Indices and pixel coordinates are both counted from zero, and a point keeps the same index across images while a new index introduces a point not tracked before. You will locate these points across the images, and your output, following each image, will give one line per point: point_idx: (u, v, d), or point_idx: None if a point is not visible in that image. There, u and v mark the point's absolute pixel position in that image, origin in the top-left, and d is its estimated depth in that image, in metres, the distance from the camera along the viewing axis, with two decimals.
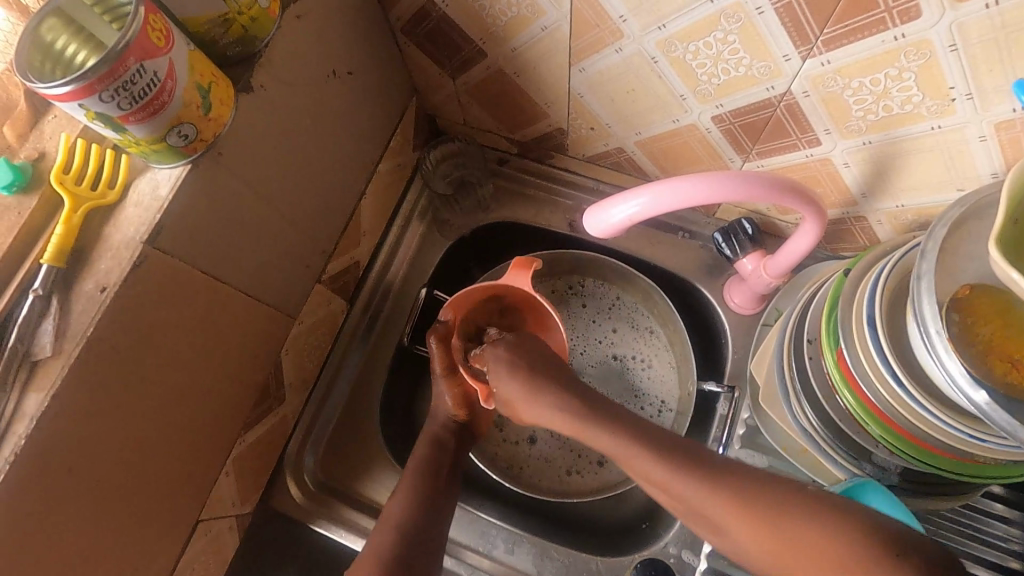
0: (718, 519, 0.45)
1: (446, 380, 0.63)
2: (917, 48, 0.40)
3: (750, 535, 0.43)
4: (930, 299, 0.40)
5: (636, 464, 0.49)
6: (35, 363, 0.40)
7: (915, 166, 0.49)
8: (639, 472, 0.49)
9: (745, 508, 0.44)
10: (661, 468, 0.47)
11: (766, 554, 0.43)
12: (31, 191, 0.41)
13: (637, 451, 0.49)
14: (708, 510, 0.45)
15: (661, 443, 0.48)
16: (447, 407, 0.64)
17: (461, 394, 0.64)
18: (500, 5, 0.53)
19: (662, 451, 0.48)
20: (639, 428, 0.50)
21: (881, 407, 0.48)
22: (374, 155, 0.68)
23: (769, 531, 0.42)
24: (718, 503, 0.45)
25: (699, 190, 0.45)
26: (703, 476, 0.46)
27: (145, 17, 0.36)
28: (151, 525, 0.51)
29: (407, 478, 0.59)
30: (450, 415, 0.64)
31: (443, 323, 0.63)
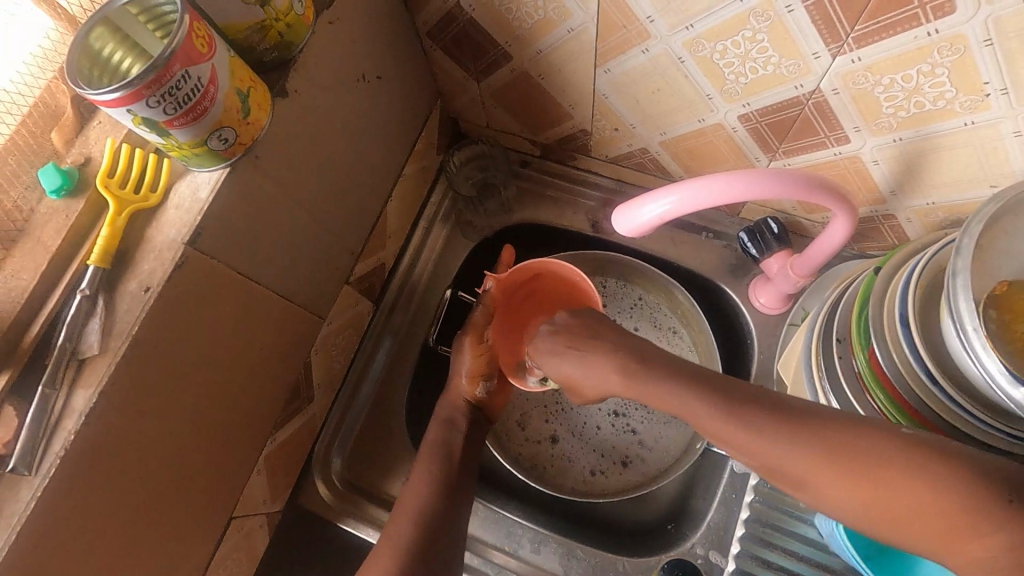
0: (800, 475, 0.40)
1: (472, 351, 0.66)
2: (951, 44, 0.39)
3: (841, 487, 0.38)
4: (966, 295, 0.40)
5: (711, 424, 0.45)
6: (82, 362, 0.41)
7: (946, 163, 0.49)
8: (708, 426, 0.45)
9: (840, 463, 0.38)
10: (748, 424, 0.43)
11: (858, 505, 0.38)
12: (78, 195, 0.43)
13: (704, 401, 0.45)
14: (791, 466, 0.40)
15: (727, 393, 0.45)
16: (462, 387, 0.66)
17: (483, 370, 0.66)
18: (527, 7, 0.54)
19: (734, 405, 0.44)
20: (708, 385, 0.46)
21: (915, 407, 0.48)
22: (400, 158, 0.69)
23: (857, 467, 0.38)
24: (801, 458, 0.40)
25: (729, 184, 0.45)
26: (778, 419, 0.42)
27: (189, 24, 0.37)
28: (187, 521, 0.52)
29: (422, 464, 0.61)
30: (464, 393, 0.66)
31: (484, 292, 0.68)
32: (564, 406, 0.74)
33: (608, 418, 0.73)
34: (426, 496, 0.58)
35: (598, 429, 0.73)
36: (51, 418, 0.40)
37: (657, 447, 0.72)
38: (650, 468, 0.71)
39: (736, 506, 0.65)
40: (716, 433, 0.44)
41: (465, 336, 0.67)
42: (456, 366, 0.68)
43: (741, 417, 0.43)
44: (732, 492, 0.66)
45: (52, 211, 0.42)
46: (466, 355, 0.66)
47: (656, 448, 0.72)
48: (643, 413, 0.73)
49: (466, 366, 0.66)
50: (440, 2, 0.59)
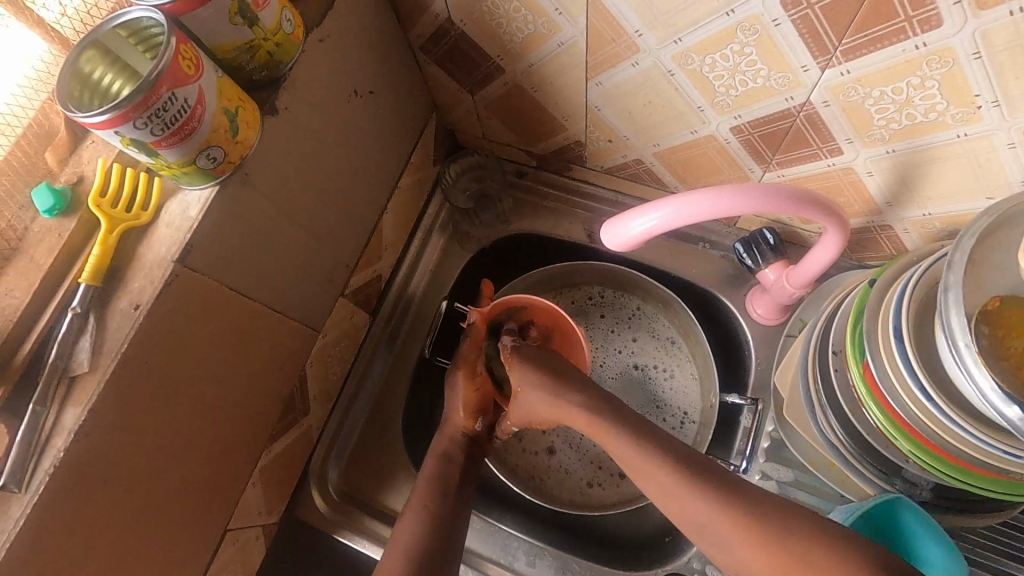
0: (707, 524, 0.46)
1: (464, 380, 0.64)
2: (940, 57, 0.39)
3: (748, 546, 0.44)
4: (958, 311, 0.39)
5: (646, 472, 0.50)
6: (73, 379, 0.42)
7: (940, 175, 0.48)
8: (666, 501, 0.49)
9: (753, 524, 0.44)
10: (701, 491, 0.47)
11: (766, 570, 0.43)
12: (70, 214, 0.43)
13: (667, 465, 0.49)
14: (707, 524, 0.46)
15: (689, 467, 0.48)
16: (458, 419, 0.63)
17: (474, 401, 0.63)
18: (517, 22, 0.54)
19: (686, 479, 0.48)
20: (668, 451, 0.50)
21: (910, 421, 0.47)
22: (395, 171, 0.69)
23: (783, 554, 0.42)
24: (729, 525, 0.45)
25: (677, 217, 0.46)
26: (725, 491, 0.46)
27: (176, 47, 0.37)
28: (181, 535, 0.52)
29: (417, 495, 0.57)
30: (461, 424, 0.63)
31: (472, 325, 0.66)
32: None
33: None
34: (421, 520, 0.54)
35: (595, 440, 0.73)
36: (42, 435, 0.40)
37: None
38: None
39: None
40: (648, 483, 0.50)
41: (457, 367, 0.65)
42: (450, 401, 0.65)
43: (696, 488, 0.47)
44: None
45: (45, 230, 0.43)
46: (459, 385, 0.64)
47: None
48: None
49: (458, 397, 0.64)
50: (432, 18, 0.59)
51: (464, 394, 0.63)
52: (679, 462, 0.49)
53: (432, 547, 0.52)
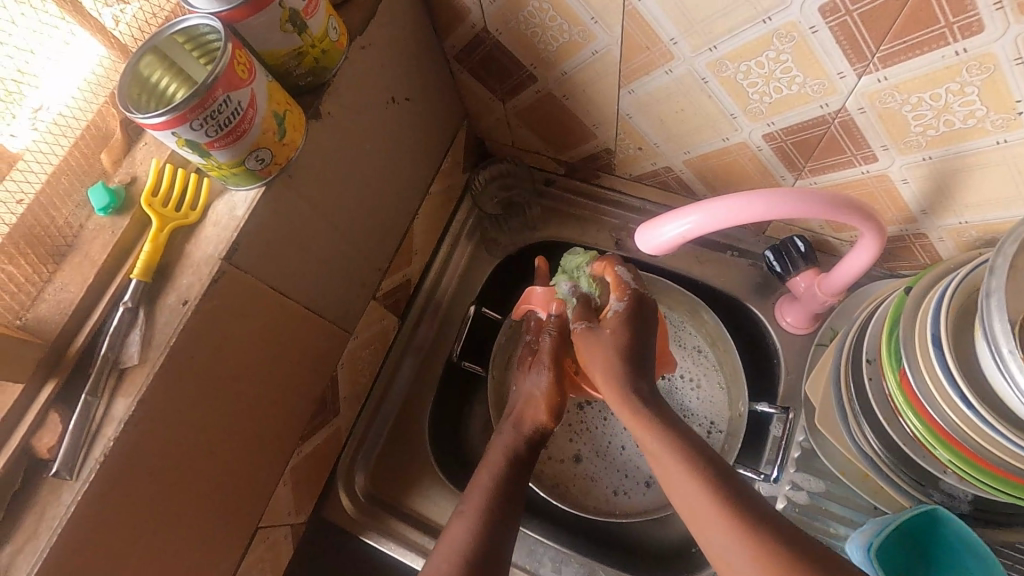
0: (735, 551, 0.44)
1: (551, 378, 0.59)
2: (981, 63, 0.39)
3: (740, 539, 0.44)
4: (1001, 316, 0.39)
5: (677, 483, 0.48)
6: (122, 370, 0.43)
7: (979, 182, 0.48)
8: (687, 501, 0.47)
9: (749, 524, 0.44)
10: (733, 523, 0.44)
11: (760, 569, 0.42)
12: (124, 212, 0.45)
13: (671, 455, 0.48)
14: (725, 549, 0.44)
15: (704, 461, 0.48)
16: (535, 412, 0.59)
17: (559, 401, 0.59)
18: (552, 31, 0.55)
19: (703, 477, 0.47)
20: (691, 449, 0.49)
21: (949, 430, 0.46)
22: (426, 177, 0.70)
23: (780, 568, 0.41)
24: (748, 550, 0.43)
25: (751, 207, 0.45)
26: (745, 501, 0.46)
27: (232, 53, 0.39)
28: (216, 529, 0.53)
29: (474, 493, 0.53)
30: (538, 421, 0.58)
31: (557, 315, 0.63)
32: (588, 424, 0.74)
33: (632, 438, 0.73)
34: (474, 522, 0.51)
35: (621, 448, 0.73)
36: (92, 425, 0.41)
37: None
38: None
39: None
40: (688, 511, 0.47)
41: (543, 364, 0.61)
42: (525, 399, 0.61)
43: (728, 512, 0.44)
44: None
45: (100, 228, 0.45)
46: (544, 383, 0.60)
47: None
48: None
49: (540, 390, 0.60)
50: (468, 27, 0.60)
51: (547, 389, 0.59)
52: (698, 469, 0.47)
53: (479, 548, 0.49)
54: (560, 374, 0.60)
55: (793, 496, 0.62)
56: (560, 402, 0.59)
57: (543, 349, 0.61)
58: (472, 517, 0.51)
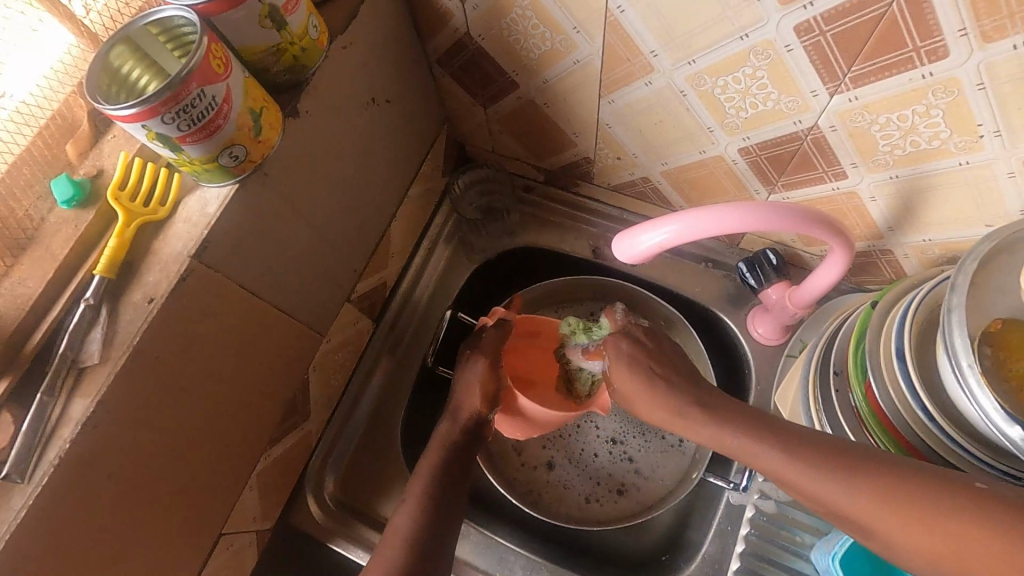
0: (858, 518, 0.41)
1: (487, 365, 0.62)
2: (945, 86, 0.40)
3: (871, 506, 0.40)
4: (962, 331, 0.40)
5: (773, 460, 0.46)
6: (81, 370, 0.41)
7: (942, 201, 0.49)
8: (807, 489, 0.43)
9: (892, 502, 0.39)
10: (840, 485, 0.41)
11: (910, 541, 0.38)
12: (88, 206, 0.44)
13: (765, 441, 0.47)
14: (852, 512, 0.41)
15: (803, 443, 0.45)
16: (472, 400, 0.62)
17: (494, 389, 0.62)
18: (535, 39, 0.55)
19: (788, 447, 0.45)
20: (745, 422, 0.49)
21: (911, 441, 0.48)
22: (406, 179, 0.70)
23: (905, 514, 0.38)
24: (858, 503, 0.40)
25: (728, 220, 0.46)
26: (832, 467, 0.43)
27: (208, 46, 0.38)
28: (177, 535, 0.51)
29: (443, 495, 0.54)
30: (475, 410, 0.61)
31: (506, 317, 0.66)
32: (561, 432, 0.74)
33: (605, 446, 0.73)
34: (424, 514, 0.53)
35: (594, 455, 0.73)
36: (47, 426, 0.40)
37: (652, 476, 0.71)
38: (645, 497, 0.71)
39: (731, 539, 0.64)
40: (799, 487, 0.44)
41: (479, 353, 0.63)
42: (462, 386, 0.63)
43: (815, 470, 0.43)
44: (729, 524, 0.65)
45: (62, 221, 0.43)
46: (478, 371, 0.62)
47: (653, 476, 0.71)
48: (641, 441, 0.73)
49: (477, 377, 0.62)
50: (451, 31, 0.60)
51: (483, 374, 0.62)
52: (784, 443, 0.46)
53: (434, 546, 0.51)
54: (495, 365, 0.62)
55: (761, 505, 0.64)
56: (495, 389, 0.61)
57: (484, 341, 0.64)
58: (413, 504, 0.53)
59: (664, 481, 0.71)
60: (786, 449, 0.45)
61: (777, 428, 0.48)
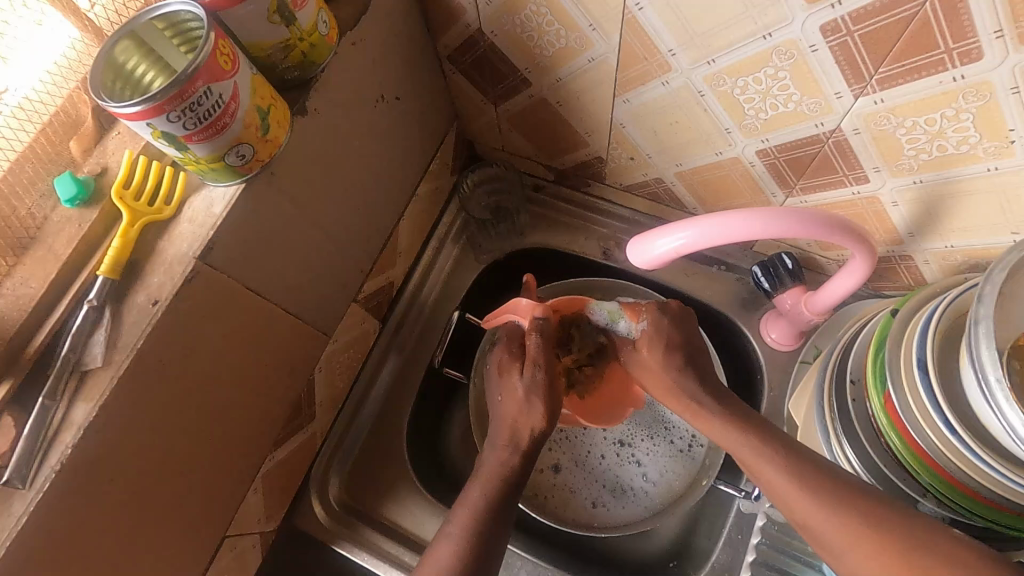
0: (822, 534, 0.46)
1: (546, 384, 0.59)
2: (977, 90, 0.39)
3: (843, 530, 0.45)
4: (989, 345, 0.39)
5: (761, 469, 0.50)
6: (84, 373, 0.40)
7: (966, 208, 0.48)
8: (783, 496, 0.49)
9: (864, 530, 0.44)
10: (820, 501, 0.46)
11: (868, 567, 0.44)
12: (93, 205, 0.43)
13: (761, 456, 0.51)
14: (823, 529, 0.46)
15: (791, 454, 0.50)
16: (533, 421, 0.59)
17: (555, 406, 0.59)
18: (549, 36, 0.54)
19: (785, 458, 0.50)
20: (750, 425, 0.53)
21: (928, 452, 0.47)
22: (414, 178, 0.69)
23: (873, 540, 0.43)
24: (827, 521, 0.46)
25: (750, 226, 0.45)
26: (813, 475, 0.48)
27: (215, 42, 0.37)
28: (181, 538, 0.51)
29: (463, 512, 0.54)
30: (533, 431, 0.58)
31: (542, 320, 0.61)
32: (568, 434, 0.73)
33: (613, 449, 0.72)
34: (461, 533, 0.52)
35: (601, 458, 0.72)
36: (50, 430, 0.39)
37: (660, 481, 0.70)
38: (653, 502, 0.70)
39: (742, 549, 0.63)
40: (776, 495, 0.49)
41: (534, 368, 0.59)
42: (518, 406, 0.60)
43: (800, 480, 0.48)
44: (739, 533, 0.64)
45: (65, 220, 0.42)
46: (537, 387, 0.59)
47: (661, 482, 0.70)
48: (649, 445, 0.72)
49: (539, 396, 0.59)
50: (462, 28, 0.59)
51: (545, 395, 0.59)
52: (780, 452, 0.50)
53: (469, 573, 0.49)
54: (551, 377, 0.59)
55: (772, 514, 0.62)
56: (554, 402, 0.59)
57: (534, 352, 0.59)
58: (459, 538, 0.52)
59: (673, 487, 0.70)
60: (779, 458, 0.50)
61: (776, 442, 0.51)
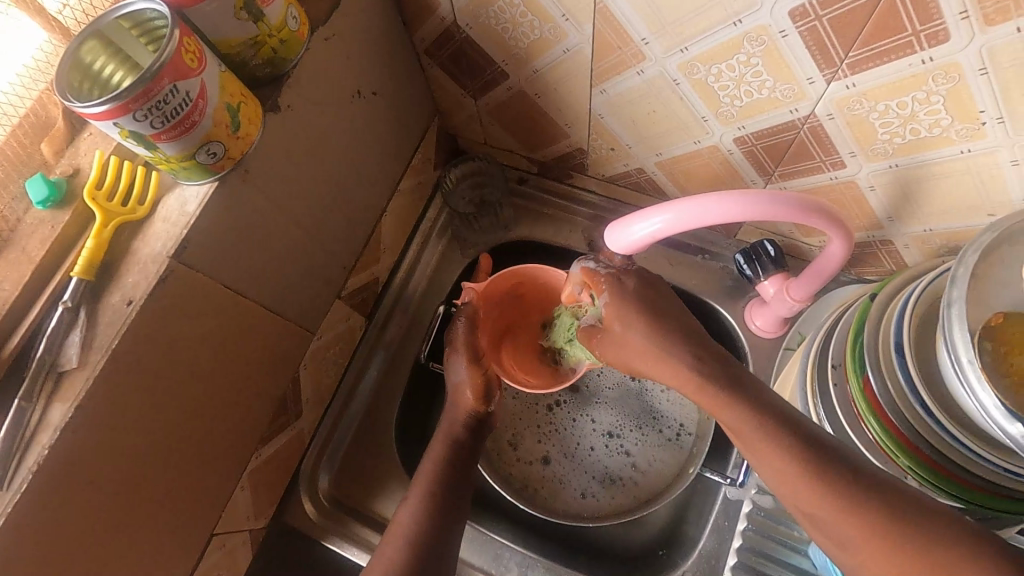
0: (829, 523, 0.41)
1: (469, 364, 0.62)
2: (946, 72, 0.39)
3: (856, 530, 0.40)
4: (962, 326, 0.39)
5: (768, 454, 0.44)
6: (60, 374, 0.41)
7: (943, 190, 0.48)
8: (787, 487, 0.43)
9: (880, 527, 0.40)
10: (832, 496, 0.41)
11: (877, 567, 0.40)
12: (64, 206, 0.43)
13: (764, 434, 0.44)
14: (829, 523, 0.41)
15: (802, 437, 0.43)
16: (464, 400, 0.62)
17: (484, 384, 0.62)
18: (523, 27, 0.54)
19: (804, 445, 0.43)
20: (761, 404, 0.45)
21: (907, 434, 0.47)
22: (396, 173, 0.69)
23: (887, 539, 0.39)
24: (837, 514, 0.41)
25: (706, 212, 0.45)
26: (832, 466, 0.42)
27: (180, 39, 0.37)
28: (165, 537, 0.51)
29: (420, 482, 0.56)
30: (469, 410, 0.62)
31: (465, 305, 0.64)
32: (557, 426, 0.74)
33: (601, 439, 0.73)
34: (425, 511, 0.52)
35: (590, 449, 0.72)
36: (26, 432, 0.39)
37: (649, 470, 0.71)
38: (642, 492, 0.70)
39: (728, 535, 0.63)
40: (782, 482, 0.43)
41: (458, 352, 0.63)
42: (452, 390, 0.63)
43: (818, 473, 0.42)
44: (725, 520, 0.64)
45: (38, 222, 0.42)
46: (463, 370, 0.62)
47: (650, 471, 0.71)
48: (637, 435, 0.72)
49: (463, 377, 0.62)
50: (437, 21, 0.59)
51: (469, 374, 0.62)
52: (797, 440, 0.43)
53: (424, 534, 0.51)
54: (475, 359, 0.62)
55: (759, 500, 0.63)
56: (485, 383, 0.62)
57: (456, 336, 0.63)
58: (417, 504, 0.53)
59: (661, 475, 0.70)
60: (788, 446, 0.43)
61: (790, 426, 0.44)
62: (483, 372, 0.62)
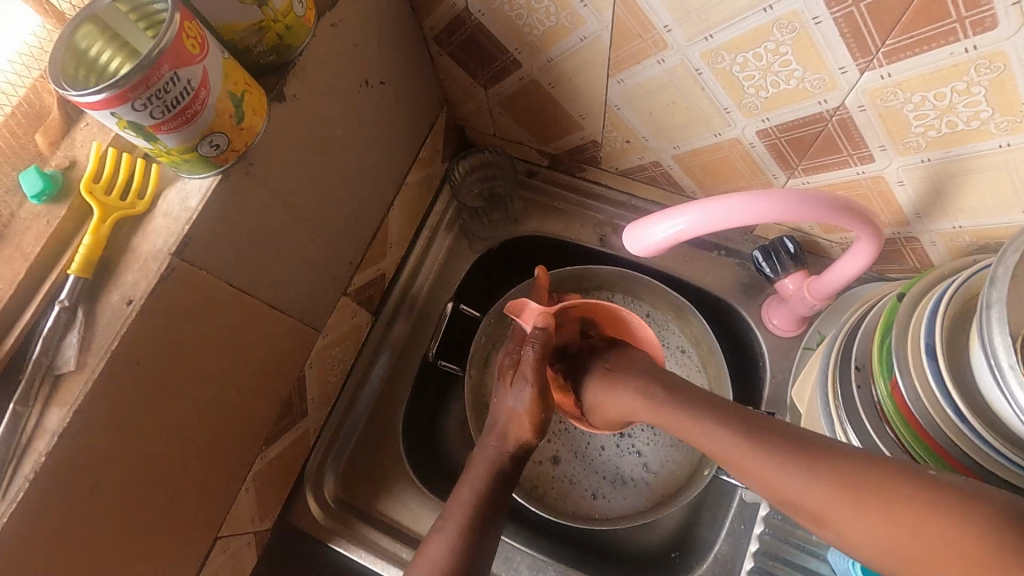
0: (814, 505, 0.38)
1: (534, 398, 0.58)
2: (990, 61, 0.37)
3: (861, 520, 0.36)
4: (1002, 328, 0.37)
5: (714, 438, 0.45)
6: (58, 377, 0.39)
7: (977, 186, 0.46)
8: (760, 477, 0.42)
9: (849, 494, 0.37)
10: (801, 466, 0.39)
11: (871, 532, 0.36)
12: (61, 200, 0.41)
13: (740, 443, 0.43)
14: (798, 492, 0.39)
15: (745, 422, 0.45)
16: (522, 428, 0.58)
17: (543, 416, 0.58)
18: (538, 14, 0.52)
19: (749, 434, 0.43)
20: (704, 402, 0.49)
21: (938, 440, 0.45)
22: (403, 165, 0.67)
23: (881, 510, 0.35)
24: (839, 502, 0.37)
25: (732, 215, 0.43)
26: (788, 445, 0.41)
27: (180, 24, 0.35)
28: (168, 542, 0.49)
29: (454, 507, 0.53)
30: (523, 440, 0.58)
31: (540, 329, 0.58)
32: (567, 425, 0.72)
33: (612, 439, 0.71)
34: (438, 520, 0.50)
35: (601, 449, 0.71)
36: (22, 438, 0.38)
37: (662, 470, 0.69)
38: (654, 493, 0.68)
39: (744, 539, 0.62)
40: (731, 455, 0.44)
41: (527, 381, 0.58)
42: (508, 416, 0.59)
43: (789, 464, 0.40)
44: (741, 523, 0.62)
45: (33, 217, 0.40)
46: (526, 401, 0.58)
47: (662, 472, 0.69)
48: (649, 434, 0.71)
49: (524, 408, 0.58)
50: (448, 8, 0.57)
51: (530, 406, 0.58)
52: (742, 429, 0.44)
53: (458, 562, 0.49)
54: (542, 392, 0.58)
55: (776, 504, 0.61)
56: (545, 416, 0.58)
57: (525, 363, 0.58)
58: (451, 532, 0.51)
59: (675, 476, 0.69)
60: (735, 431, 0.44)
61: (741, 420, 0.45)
62: (546, 407, 0.58)
